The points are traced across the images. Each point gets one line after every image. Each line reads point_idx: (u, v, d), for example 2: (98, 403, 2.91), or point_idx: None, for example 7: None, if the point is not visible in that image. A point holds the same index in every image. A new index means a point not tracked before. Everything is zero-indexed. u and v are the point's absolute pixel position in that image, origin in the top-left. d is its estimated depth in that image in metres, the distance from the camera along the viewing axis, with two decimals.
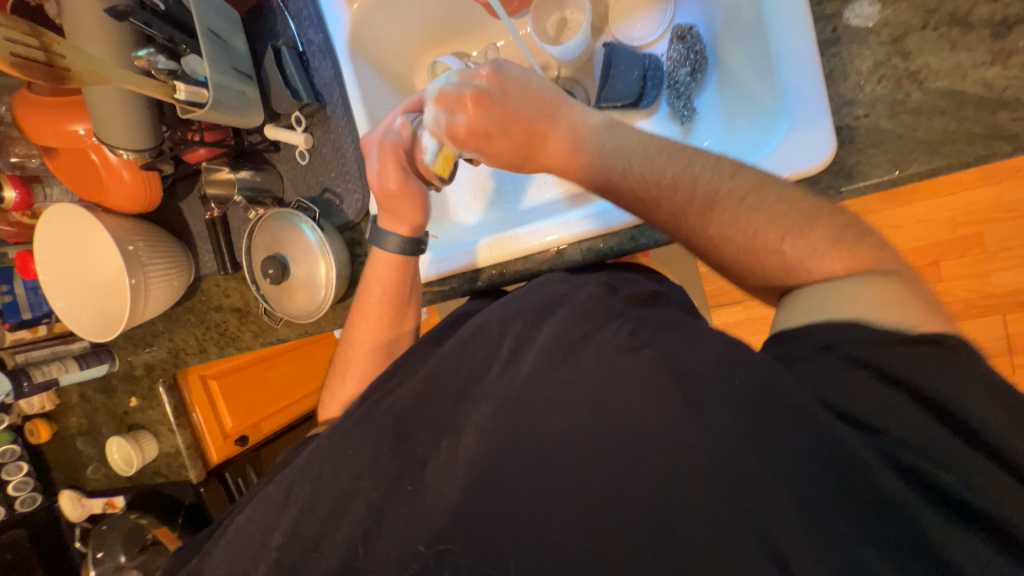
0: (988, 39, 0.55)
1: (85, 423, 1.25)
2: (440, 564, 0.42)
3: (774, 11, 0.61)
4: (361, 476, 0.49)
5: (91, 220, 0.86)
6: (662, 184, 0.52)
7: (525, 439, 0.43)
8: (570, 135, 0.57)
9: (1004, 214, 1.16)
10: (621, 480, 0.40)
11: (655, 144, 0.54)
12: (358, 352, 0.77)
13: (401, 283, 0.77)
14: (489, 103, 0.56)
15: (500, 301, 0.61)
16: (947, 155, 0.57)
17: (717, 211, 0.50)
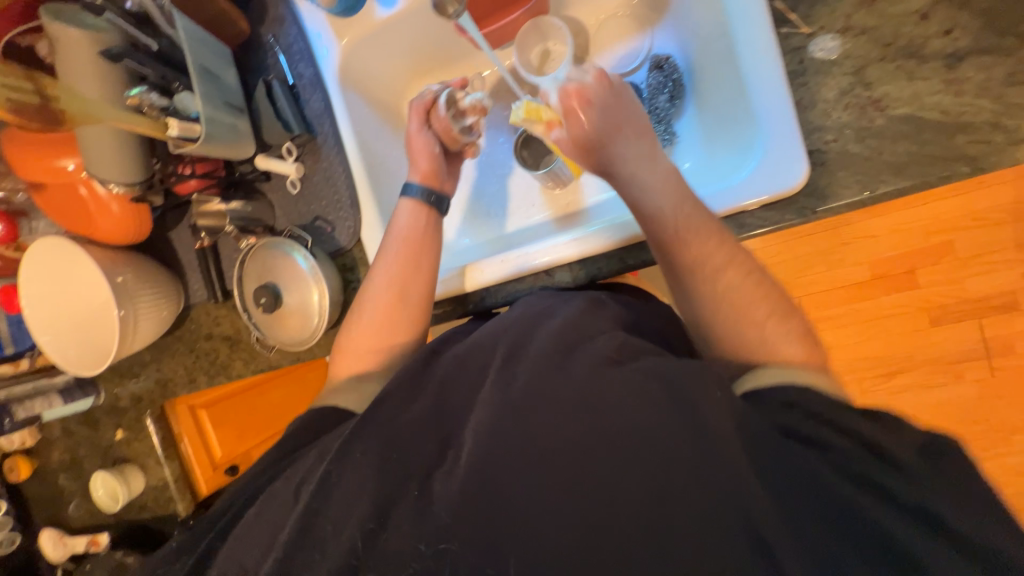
0: (942, 70, 0.59)
1: (68, 458, 1.21)
2: (440, 562, 0.44)
3: (744, 44, 0.65)
4: (365, 479, 0.50)
5: (77, 253, 0.86)
6: (680, 224, 0.61)
7: (518, 453, 0.45)
8: (617, 156, 0.66)
9: (970, 223, 1.23)
10: (607, 491, 0.41)
11: (673, 193, 0.62)
12: (373, 307, 0.74)
13: (421, 237, 0.77)
14: (594, 90, 0.69)
15: (499, 318, 0.64)
16: (913, 175, 0.60)
17: (698, 269, 0.59)
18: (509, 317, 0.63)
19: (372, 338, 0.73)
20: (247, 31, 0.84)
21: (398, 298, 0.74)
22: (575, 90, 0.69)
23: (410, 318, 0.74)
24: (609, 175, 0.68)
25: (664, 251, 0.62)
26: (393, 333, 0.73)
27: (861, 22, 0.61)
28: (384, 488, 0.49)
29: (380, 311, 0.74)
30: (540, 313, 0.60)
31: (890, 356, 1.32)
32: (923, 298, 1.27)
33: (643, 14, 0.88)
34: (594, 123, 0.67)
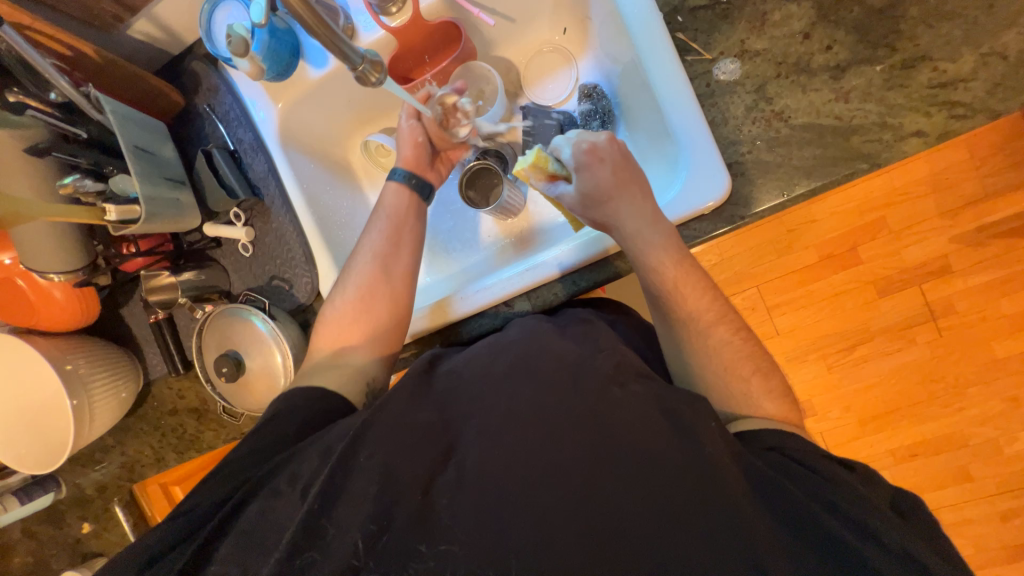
0: (830, 81, 0.65)
1: (31, 561, 1.13)
2: (441, 563, 0.49)
3: (657, 73, 0.70)
4: (370, 487, 0.52)
5: (20, 346, 0.82)
6: (672, 281, 0.68)
7: (492, 474, 0.52)
8: (625, 216, 0.69)
9: (901, 196, 1.12)
10: (570, 489, 0.50)
11: (670, 252, 0.68)
12: (356, 280, 0.75)
13: (407, 216, 0.81)
14: (601, 154, 0.69)
15: (488, 339, 0.69)
16: (821, 176, 0.66)
17: (688, 317, 0.69)
18: (486, 343, 0.69)
19: (355, 308, 0.73)
20: (182, 103, 0.85)
21: (381, 302, 0.74)
22: (588, 152, 0.69)
23: (395, 289, 0.75)
24: (614, 231, 0.71)
25: (655, 298, 0.71)
26: (378, 306, 0.74)
27: (755, 46, 0.67)
28: (387, 493, 0.52)
29: (364, 283, 0.75)
30: (521, 340, 0.65)
31: (843, 334, 1.27)
32: (868, 273, 1.20)
33: (566, 48, 0.93)
34: (606, 185, 0.69)
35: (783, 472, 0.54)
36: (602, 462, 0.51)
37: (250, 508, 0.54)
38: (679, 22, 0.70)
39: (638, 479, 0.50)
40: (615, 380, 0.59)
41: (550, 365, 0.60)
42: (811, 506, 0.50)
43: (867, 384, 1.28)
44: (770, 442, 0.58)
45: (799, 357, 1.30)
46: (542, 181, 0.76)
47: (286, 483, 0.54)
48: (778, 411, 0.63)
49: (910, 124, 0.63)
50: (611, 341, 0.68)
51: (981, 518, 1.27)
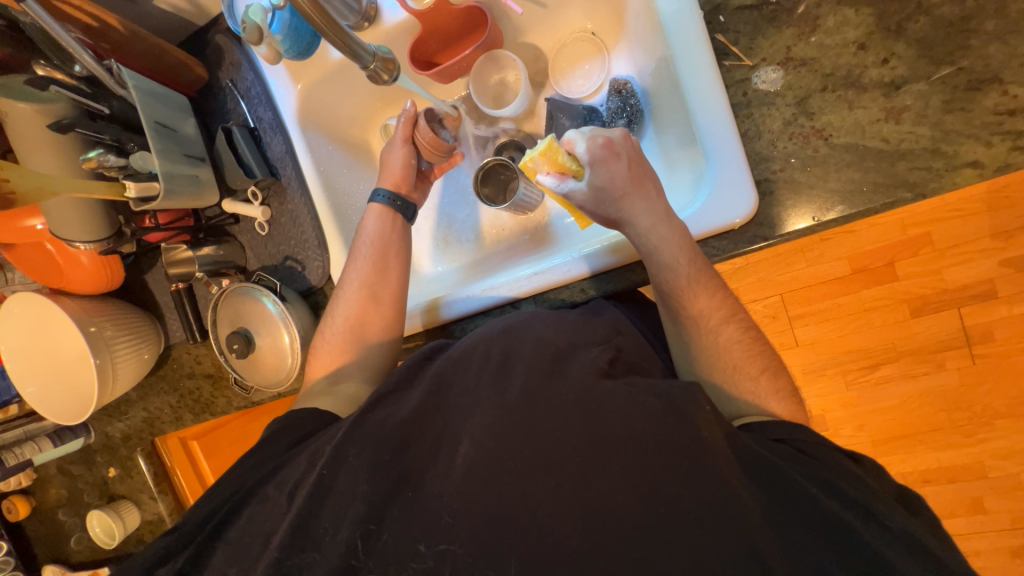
0: (881, 98, 0.60)
1: (64, 494, 1.23)
2: (440, 562, 0.49)
3: (688, 80, 0.66)
4: (358, 486, 0.53)
5: (49, 305, 0.87)
6: (686, 282, 0.66)
7: (486, 491, 0.50)
8: (638, 213, 0.67)
9: (950, 214, 1.04)
10: (565, 514, 0.48)
11: (684, 250, 0.66)
12: (345, 304, 0.78)
13: (391, 231, 0.82)
14: (616, 150, 0.67)
15: (487, 325, 0.68)
16: (864, 201, 0.61)
17: (698, 317, 0.66)
18: (494, 327, 0.66)
19: (348, 325, 0.77)
20: (205, 78, 0.85)
21: (374, 294, 0.78)
22: (603, 146, 0.67)
23: (383, 301, 0.79)
24: (626, 229, 0.69)
25: (668, 299, 0.68)
26: (373, 319, 0.78)
27: (802, 54, 0.62)
28: (378, 492, 0.53)
29: (354, 302, 0.77)
30: (517, 331, 0.64)
31: (867, 350, 1.21)
32: (902, 291, 1.13)
33: (599, 37, 0.88)
34: (621, 180, 0.67)
35: (786, 462, 0.53)
36: (600, 457, 0.50)
37: (243, 512, 0.57)
38: (720, 23, 0.65)
39: (640, 506, 0.48)
40: (605, 372, 0.58)
41: (535, 343, 0.61)
42: (810, 491, 0.49)
43: (888, 405, 1.23)
44: (777, 433, 0.57)
45: (818, 369, 1.26)
46: (551, 174, 0.71)
47: (274, 489, 0.58)
48: (784, 412, 0.61)
49: (967, 153, 0.57)
50: (606, 330, 0.67)
51: (989, 551, 1.23)
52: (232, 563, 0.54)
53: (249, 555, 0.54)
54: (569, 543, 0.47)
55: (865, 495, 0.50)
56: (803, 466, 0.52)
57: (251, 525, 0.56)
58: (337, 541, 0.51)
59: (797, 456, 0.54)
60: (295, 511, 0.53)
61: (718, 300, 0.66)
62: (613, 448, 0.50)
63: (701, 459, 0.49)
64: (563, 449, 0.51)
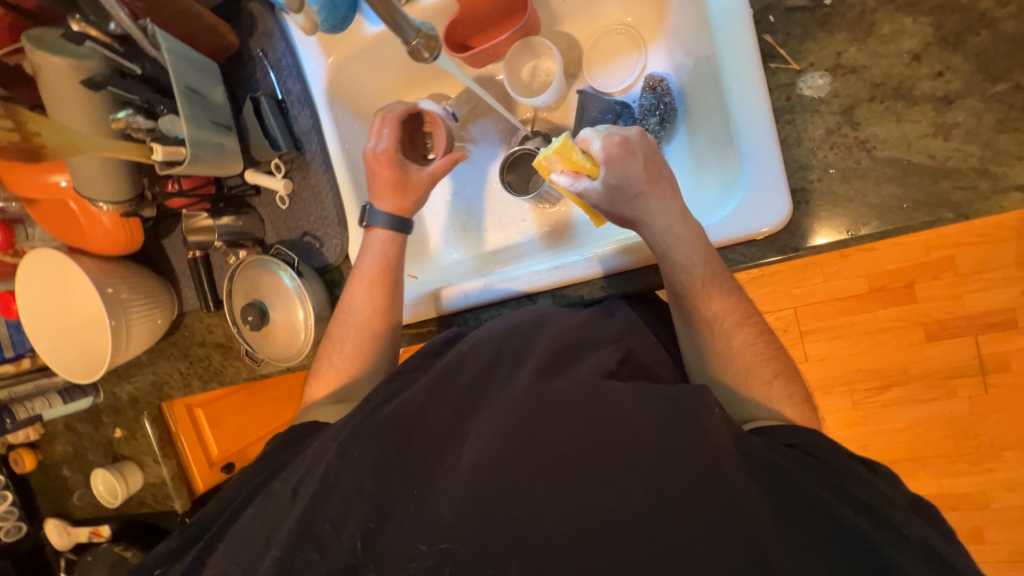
0: (931, 112, 0.58)
1: (70, 451, 1.25)
2: (442, 562, 0.48)
3: (729, 81, 0.64)
4: (364, 483, 0.53)
5: (69, 263, 0.87)
6: (700, 284, 0.65)
7: (491, 503, 0.49)
8: (654, 212, 0.66)
9: (976, 239, 1.06)
10: (564, 522, 0.47)
11: (700, 252, 0.65)
12: (354, 332, 0.76)
13: (397, 258, 0.79)
14: (631, 149, 0.66)
15: (495, 323, 0.69)
16: (895, 219, 0.59)
17: (711, 320, 0.65)
18: (510, 320, 0.69)
19: (360, 325, 0.76)
20: (236, 46, 0.84)
21: (382, 301, 0.77)
22: (619, 145, 0.66)
23: (391, 324, 0.78)
24: (641, 229, 0.68)
25: (680, 299, 0.67)
26: (381, 346, 0.77)
27: (852, 61, 0.60)
28: (382, 488, 0.53)
29: (363, 328, 0.76)
30: (529, 325, 0.66)
31: (880, 372, 1.21)
32: (920, 313, 1.14)
33: (637, 31, 0.87)
34: (638, 179, 0.66)
35: (800, 467, 0.51)
36: (609, 460, 0.49)
37: (248, 510, 0.58)
38: (770, 23, 0.63)
39: (651, 509, 0.47)
40: (610, 373, 0.58)
41: (542, 344, 0.62)
42: (832, 517, 0.47)
43: (897, 428, 1.23)
44: (791, 437, 0.55)
45: (827, 387, 1.25)
46: (565, 173, 0.69)
47: (280, 486, 0.58)
48: (796, 416, 0.60)
49: (1016, 176, 0.55)
50: (617, 329, 0.66)
51: None
52: (241, 542, 0.55)
53: (252, 552, 0.53)
54: (573, 549, 0.46)
55: (887, 507, 0.48)
56: (821, 475, 0.51)
57: (263, 510, 0.57)
58: (342, 540, 0.51)
59: (809, 462, 0.52)
60: (299, 511, 0.53)
61: (734, 306, 0.65)
62: (620, 453, 0.49)
63: (719, 470, 0.47)
64: (569, 450, 0.50)
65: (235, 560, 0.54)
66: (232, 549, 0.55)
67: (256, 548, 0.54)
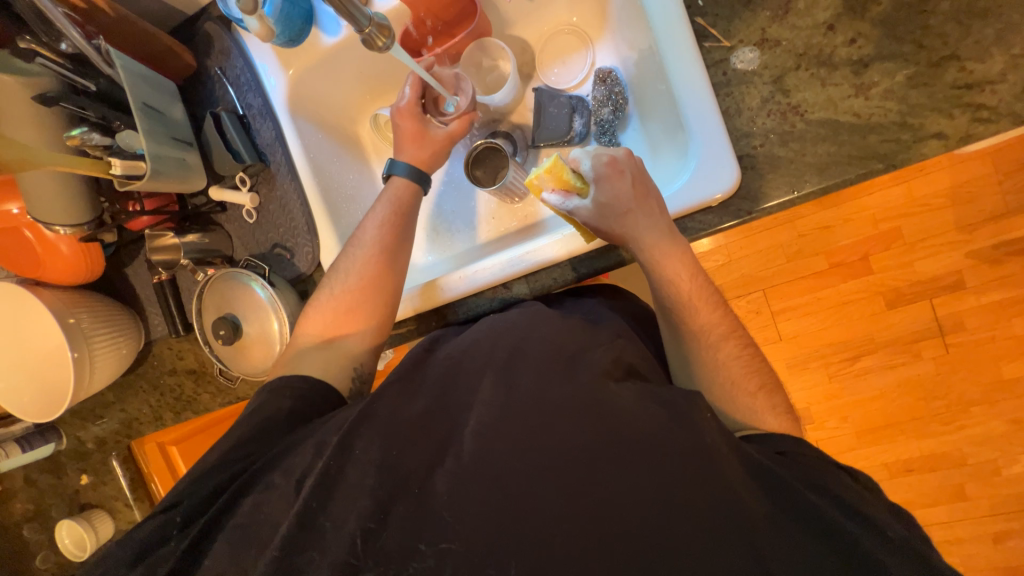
0: (851, 75, 0.63)
1: (31, 508, 1.16)
2: (441, 563, 0.47)
3: (673, 64, 0.68)
4: (365, 479, 0.52)
5: (24, 295, 0.84)
6: (687, 301, 0.68)
7: (497, 497, 0.49)
8: (642, 229, 0.68)
9: (918, 208, 1.29)
10: (562, 506, 0.48)
11: (687, 266, 0.68)
12: (361, 263, 0.75)
13: (410, 209, 0.80)
14: (620, 169, 0.69)
15: (486, 324, 0.70)
16: (834, 174, 0.64)
17: (700, 332, 0.68)
18: (494, 322, 0.70)
19: (342, 307, 0.74)
20: (193, 66, 0.85)
21: (375, 283, 0.75)
22: (608, 164, 0.70)
23: (398, 265, 0.77)
24: (630, 246, 0.70)
25: (668, 312, 0.70)
26: (384, 283, 0.76)
27: (776, 35, 0.66)
28: (385, 485, 0.52)
29: (370, 260, 0.75)
30: (521, 329, 0.66)
31: (847, 343, 1.38)
32: (877, 283, 1.34)
33: (583, 30, 0.92)
34: (626, 197, 0.69)
35: (788, 470, 0.54)
36: (609, 448, 0.50)
37: (245, 501, 0.55)
38: (699, 7, 0.69)
39: (636, 466, 0.49)
40: (612, 374, 0.59)
41: (544, 344, 0.62)
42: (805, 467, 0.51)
43: (871, 396, 1.38)
44: (780, 445, 0.58)
45: (802, 362, 1.41)
46: (556, 192, 0.71)
47: (281, 477, 0.56)
48: (780, 427, 0.62)
49: (932, 125, 0.61)
50: (609, 335, 0.69)
51: (973, 539, 1.35)
52: (229, 554, 0.52)
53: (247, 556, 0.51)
54: (575, 531, 0.47)
55: (858, 499, 0.52)
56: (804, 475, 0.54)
57: (254, 521, 0.53)
58: (343, 534, 0.49)
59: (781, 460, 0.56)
60: (304, 497, 0.51)
61: (708, 299, 0.69)
62: (613, 432, 0.51)
63: (695, 429, 0.52)
64: (571, 435, 0.51)
65: (233, 559, 0.52)
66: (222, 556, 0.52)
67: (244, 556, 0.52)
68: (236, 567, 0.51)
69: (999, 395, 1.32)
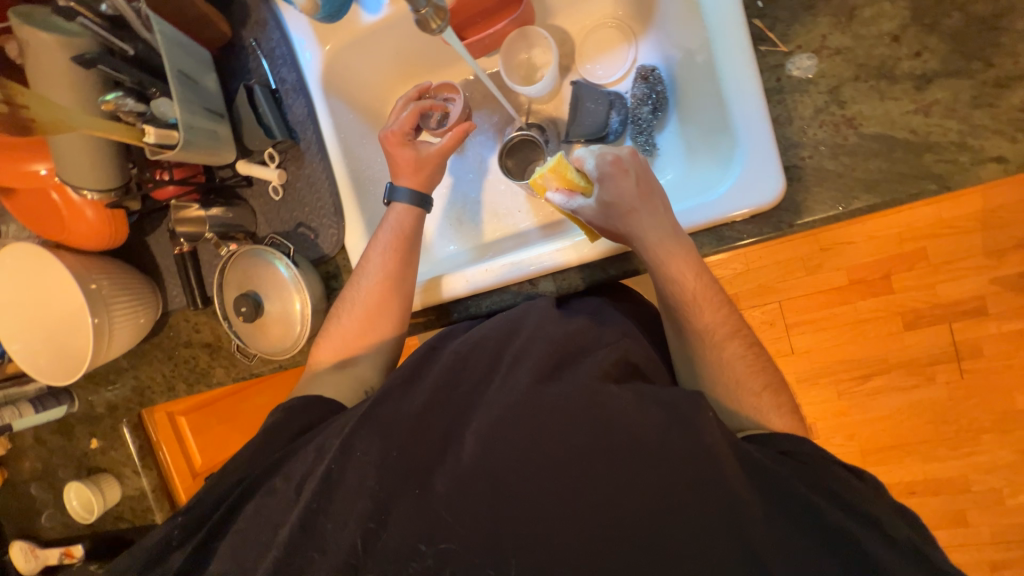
0: (912, 90, 0.61)
1: (40, 467, 1.17)
2: (439, 562, 0.48)
3: (725, 65, 0.66)
4: (365, 481, 0.51)
5: (48, 257, 0.83)
6: (691, 301, 0.66)
7: (497, 505, 0.48)
8: (647, 227, 0.66)
9: (945, 231, 1.27)
10: (558, 517, 0.47)
11: (691, 264, 0.65)
12: (365, 293, 0.75)
13: (414, 229, 0.78)
14: (623, 169, 0.67)
15: (497, 319, 0.67)
16: (883, 192, 0.62)
17: (704, 331, 0.65)
18: (500, 318, 0.67)
19: (353, 337, 0.74)
20: (228, 35, 0.83)
21: (384, 310, 0.75)
22: (612, 163, 0.67)
23: (403, 290, 0.76)
24: (634, 244, 0.68)
25: (671, 310, 0.68)
26: (394, 314, 0.75)
27: (837, 43, 0.63)
28: (385, 485, 0.51)
29: (375, 289, 0.74)
30: (527, 329, 0.62)
31: (862, 362, 1.36)
32: (897, 304, 1.32)
33: (627, 24, 0.89)
34: (629, 196, 0.66)
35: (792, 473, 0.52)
36: (612, 459, 0.48)
37: (249, 505, 0.56)
38: (758, 8, 0.66)
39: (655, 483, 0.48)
40: (608, 374, 0.56)
41: (545, 346, 0.59)
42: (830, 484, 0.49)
43: (879, 416, 1.37)
44: (782, 444, 0.55)
45: (812, 378, 1.39)
46: (560, 191, 0.71)
47: (281, 482, 0.56)
48: (785, 427, 0.61)
49: (992, 148, 0.58)
50: (612, 333, 0.64)
51: (973, 565, 1.34)
52: (249, 533, 0.53)
53: (253, 556, 0.52)
54: (574, 546, 0.46)
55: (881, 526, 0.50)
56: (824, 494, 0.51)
57: (265, 514, 0.54)
58: (347, 532, 0.49)
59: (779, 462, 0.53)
60: (301, 507, 0.51)
61: (718, 307, 0.66)
62: (616, 439, 0.49)
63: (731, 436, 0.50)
64: (572, 443, 0.49)
65: (237, 564, 0.52)
66: (234, 552, 0.53)
67: (263, 540, 0.52)
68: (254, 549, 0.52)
69: (1012, 425, 1.30)
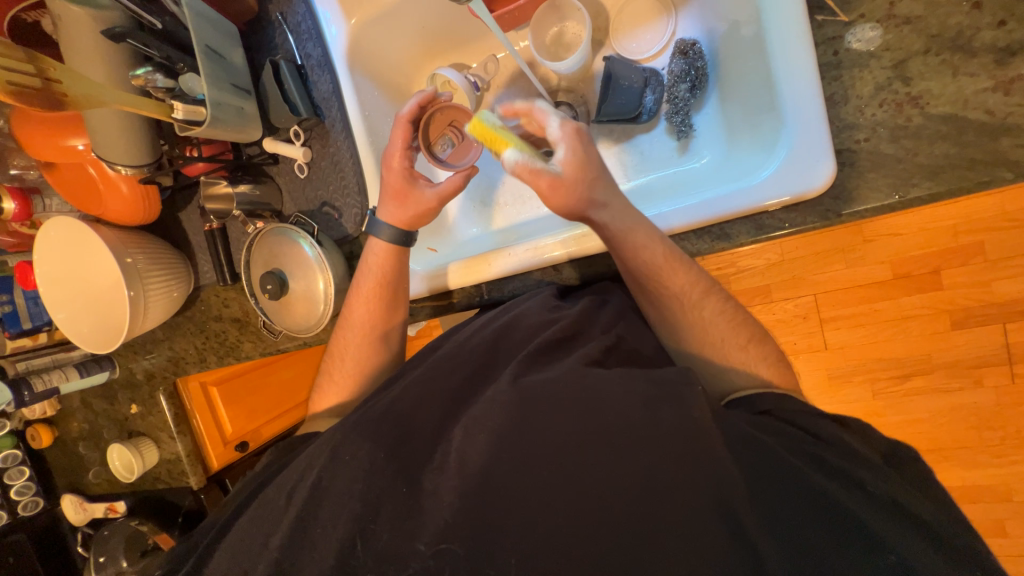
0: (991, 65, 0.54)
1: (86, 428, 1.24)
2: (440, 563, 0.44)
3: (774, 34, 0.61)
4: (370, 476, 0.50)
5: (87, 231, 0.86)
6: (666, 280, 0.61)
7: (496, 511, 0.45)
8: (610, 198, 0.62)
9: (1007, 223, 1.17)
10: (561, 527, 0.43)
11: (651, 236, 0.61)
12: (362, 320, 0.74)
13: (398, 270, 0.75)
14: (585, 138, 0.62)
15: (489, 317, 0.66)
16: (947, 180, 0.56)
17: (712, 311, 0.61)
18: (492, 317, 0.66)
19: (358, 360, 0.74)
20: (255, 9, 0.82)
21: (379, 328, 0.75)
22: (577, 132, 0.61)
23: (398, 314, 0.76)
24: (595, 216, 0.62)
25: (642, 285, 0.63)
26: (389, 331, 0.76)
27: (906, 11, 0.57)
28: (375, 488, 0.49)
29: (370, 314, 0.74)
30: (528, 324, 0.60)
31: (901, 361, 1.29)
32: (946, 300, 1.23)
33: None
34: (594, 164, 0.61)
35: (817, 466, 0.47)
36: (626, 464, 0.44)
37: (264, 494, 0.56)
38: None
39: (677, 495, 0.43)
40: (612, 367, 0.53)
41: (557, 333, 0.57)
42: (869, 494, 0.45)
43: (917, 418, 1.29)
44: (807, 431, 0.51)
45: (845, 376, 1.33)
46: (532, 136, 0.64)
47: (292, 473, 0.55)
48: None
49: None
50: (615, 318, 0.61)
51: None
52: (268, 508, 0.54)
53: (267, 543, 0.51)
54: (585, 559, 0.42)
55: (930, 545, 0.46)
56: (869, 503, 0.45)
57: (280, 494, 0.54)
58: (353, 520, 0.48)
59: (805, 447, 0.48)
60: (295, 511, 0.50)
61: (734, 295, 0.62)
62: (615, 437, 0.45)
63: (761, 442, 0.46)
64: (567, 442, 0.46)
65: (254, 547, 0.52)
66: (251, 534, 0.53)
67: (273, 526, 0.52)
68: (269, 526, 0.52)
69: None
